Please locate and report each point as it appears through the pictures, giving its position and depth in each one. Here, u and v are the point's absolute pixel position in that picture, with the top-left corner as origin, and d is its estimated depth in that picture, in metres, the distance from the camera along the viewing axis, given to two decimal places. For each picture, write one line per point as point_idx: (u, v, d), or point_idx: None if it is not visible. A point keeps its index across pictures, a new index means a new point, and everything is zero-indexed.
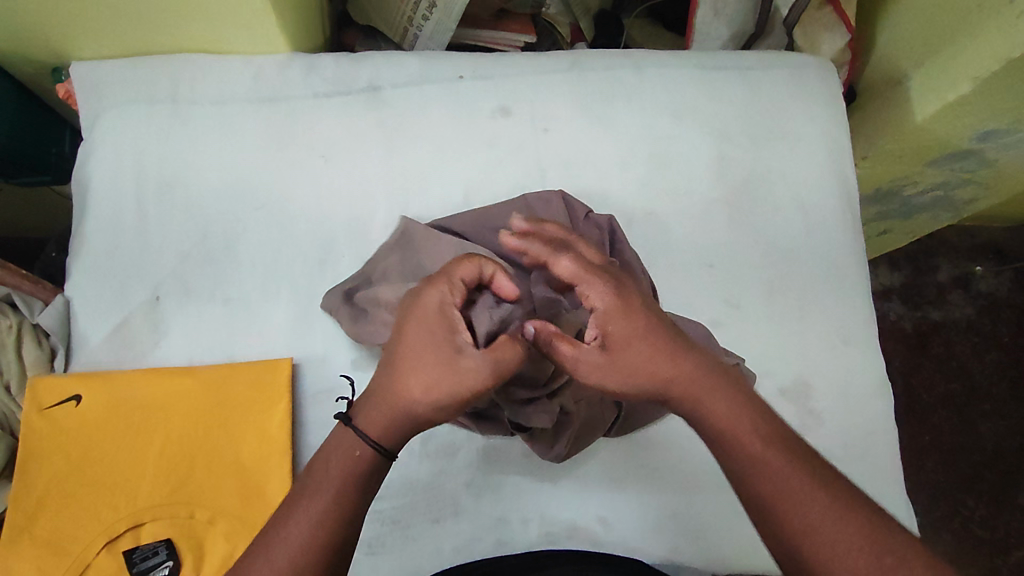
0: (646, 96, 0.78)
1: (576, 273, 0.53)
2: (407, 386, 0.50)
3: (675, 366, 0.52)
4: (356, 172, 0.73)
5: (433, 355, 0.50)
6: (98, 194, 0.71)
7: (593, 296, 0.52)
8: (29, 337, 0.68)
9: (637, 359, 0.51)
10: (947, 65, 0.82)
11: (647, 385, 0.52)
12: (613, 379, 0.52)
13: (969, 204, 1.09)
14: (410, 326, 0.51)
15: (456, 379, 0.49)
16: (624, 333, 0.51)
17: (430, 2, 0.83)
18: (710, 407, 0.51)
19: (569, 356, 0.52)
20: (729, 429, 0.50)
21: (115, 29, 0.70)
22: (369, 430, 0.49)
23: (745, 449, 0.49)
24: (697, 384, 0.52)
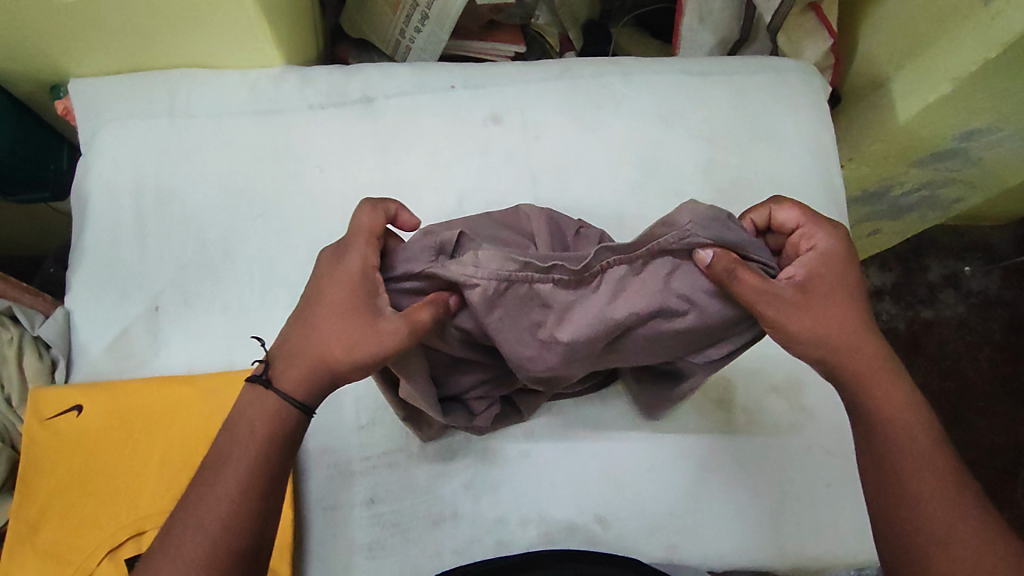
0: (634, 102, 0.80)
1: (808, 217, 0.57)
2: (328, 347, 0.51)
3: (869, 343, 0.54)
4: (351, 181, 0.74)
5: (353, 323, 0.50)
6: (97, 209, 0.72)
7: (818, 239, 0.55)
8: (29, 350, 0.69)
9: (828, 310, 0.53)
10: (926, 69, 0.85)
11: (835, 335, 0.53)
12: (809, 320, 0.52)
13: (955, 204, 1.12)
14: (330, 287, 0.52)
15: (376, 348, 0.49)
16: (826, 276, 0.54)
17: (421, 15, 0.85)
18: (877, 398, 0.53)
19: (761, 286, 0.50)
20: (893, 419, 0.53)
21: (112, 46, 0.71)
22: (288, 388, 0.52)
23: (907, 440, 0.52)
24: (872, 370, 0.54)
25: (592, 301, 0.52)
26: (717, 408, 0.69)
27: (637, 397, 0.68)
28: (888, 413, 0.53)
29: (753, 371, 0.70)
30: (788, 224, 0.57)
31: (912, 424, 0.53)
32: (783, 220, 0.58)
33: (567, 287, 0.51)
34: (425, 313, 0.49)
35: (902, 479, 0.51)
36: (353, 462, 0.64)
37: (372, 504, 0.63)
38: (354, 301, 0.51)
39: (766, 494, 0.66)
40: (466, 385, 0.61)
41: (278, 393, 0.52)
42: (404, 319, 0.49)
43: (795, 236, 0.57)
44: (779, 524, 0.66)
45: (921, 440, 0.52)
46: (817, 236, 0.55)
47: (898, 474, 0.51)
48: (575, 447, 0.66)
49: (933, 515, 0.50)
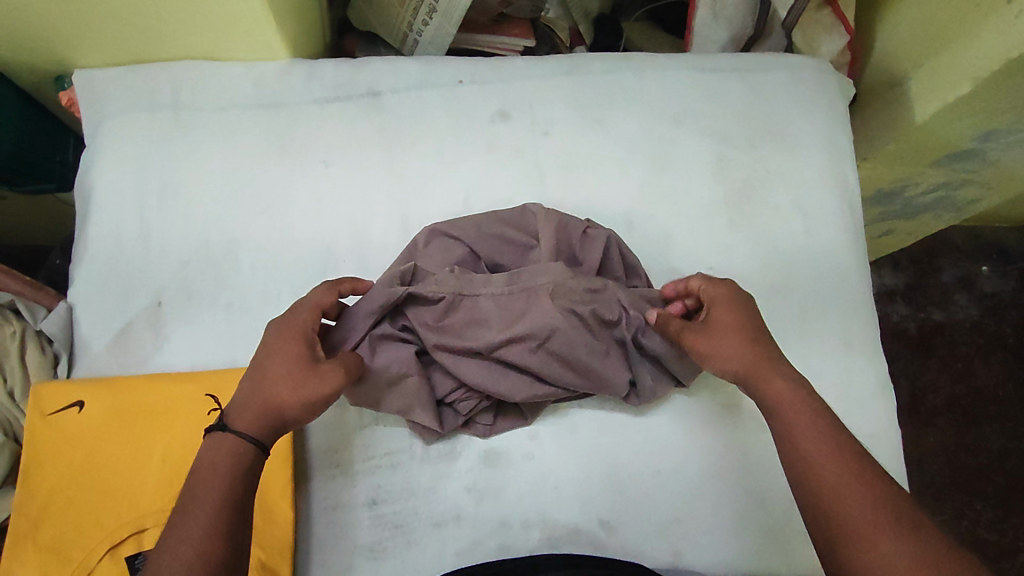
0: (644, 98, 0.78)
1: (708, 279, 0.62)
2: (277, 391, 0.54)
3: (754, 347, 0.57)
4: (355, 176, 0.73)
5: (298, 369, 0.55)
6: (100, 202, 0.72)
7: (705, 290, 0.61)
8: (32, 344, 0.68)
9: (726, 346, 0.57)
10: (946, 69, 0.83)
11: (736, 354, 0.57)
12: (716, 347, 0.58)
13: (970, 205, 1.10)
14: (273, 347, 0.56)
15: (320, 389, 0.55)
16: (725, 313, 0.59)
17: (430, 8, 0.84)
18: (770, 386, 0.55)
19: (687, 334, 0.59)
20: (786, 406, 0.53)
21: (115, 37, 0.71)
22: (247, 429, 0.53)
23: (798, 423, 0.52)
24: (762, 366, 0.56)
25: (536, 312, 0.62)
26: (725, 413, 0.67)
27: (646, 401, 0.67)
28: (780, 400, 0.54)
29: None
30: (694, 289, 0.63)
31: (804, 407, 0.53)
32: (692, 287, 0.63)
33: (502, 300, 0.63)
34: (354, 358, 0.58)
35: (802, 458, 0.51)
36: (355, 462, 0.63)
37: (374, 505, 0.62)
38: (296, 356, 0.55)
39: (773, 499, 0.65)
40: (446, 390, 0.64)
41: (233, 434, 0.52)
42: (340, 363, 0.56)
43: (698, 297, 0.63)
44: (785, 531, 0.65)
45: (811, 420, 0.52)
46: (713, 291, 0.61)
47: (800, 454, 0.51)
48: (579, 450, 0.65)
49: (835, 488, 0.48)
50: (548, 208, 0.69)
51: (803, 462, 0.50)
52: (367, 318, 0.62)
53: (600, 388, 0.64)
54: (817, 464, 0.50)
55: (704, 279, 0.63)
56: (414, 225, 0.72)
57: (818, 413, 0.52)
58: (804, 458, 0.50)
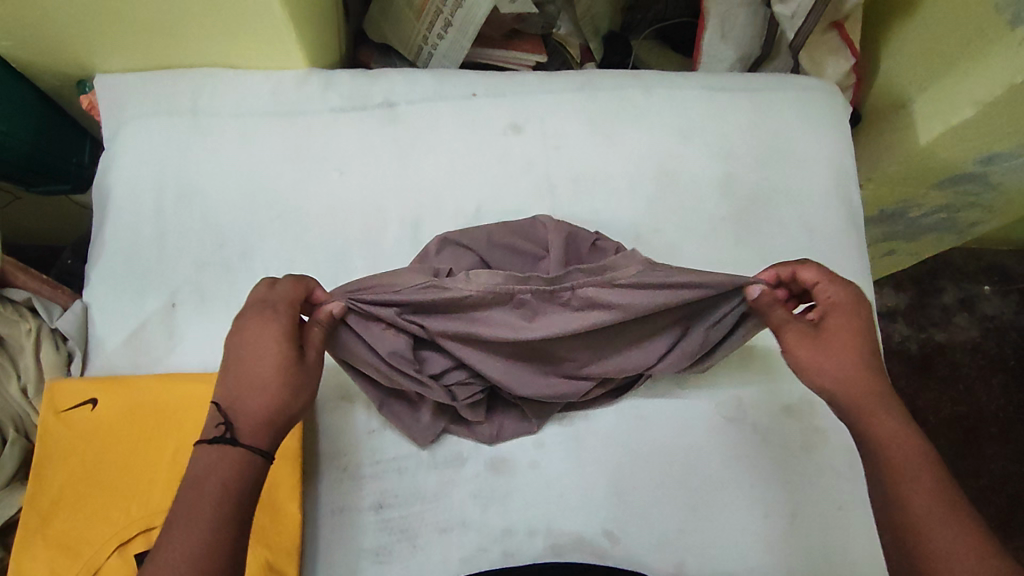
0: (654, 115, 0.80)
1: (827, 274, 0.58)
2: (277, 391, 0.53)
3: (867, 375, 0.54)
4: (369, 185, 0.75)
5: (293, 371, 0.54)
6: (118, 203, 0.73)
7: (829, 291, 0.57)
8: (47, 341, 0.69)
9: (833, 354, 0.55)
10: (948, 92, 0.85)
11: (844, 371, 0.55)
12: (816, 355, 0.56)
13: (972, 227, 1.11)
14: (258, 346, 0.53)
15: (312, 386, 0.55)
16: (842, 325, 0.56)
17: (445, 22, 0.86)
18: (877, 422, 0.52)
19: (781, 320, 0.59)
20: (893, 446, 0.51)
21: (138, 43, 0.72)
22: (257, 442, 0.51)
23: (906, 467, 0.50)
24: (872, 396, 0.53)
25: (558, 315, 0.61)
26: (729, 426, 0.68)
27: (649, 410, 0.68)
28: (888, 438, 0.51)
29: (763, 391, 0.70)
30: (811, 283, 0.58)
31: (913, 451, 0.50)
32: (804, 279, 0.59)
33: (547, 299, 0.60)
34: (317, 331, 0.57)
35: (907, 503, 0.48)
36: (363, 466, 0.64)
37: (381, 509, 0.63)
38: (288, 354, 0.54)
39: (777, 513, 0.66)
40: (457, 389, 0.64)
41: (245, 449, 0.50)
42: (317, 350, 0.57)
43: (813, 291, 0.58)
44: (788, 545, 0.65)
45: (919, 467, 0.49)
46: (833, 292, 0.57)
47: (903, 500, 0.49)
48: (585, 459, 0.66)
49: (943, 547, 0.46)
50: (558, 221, 0.70)
51: (905, 505, 0.48)
52: (400, 295, 0.59)
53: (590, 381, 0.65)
54: (922, 512, 0.48)
55: (826, 274, 0.58)
56: (425, 234, 0.73)
57: (933, 463, 0.50)
58: (906, 500, 0.49)
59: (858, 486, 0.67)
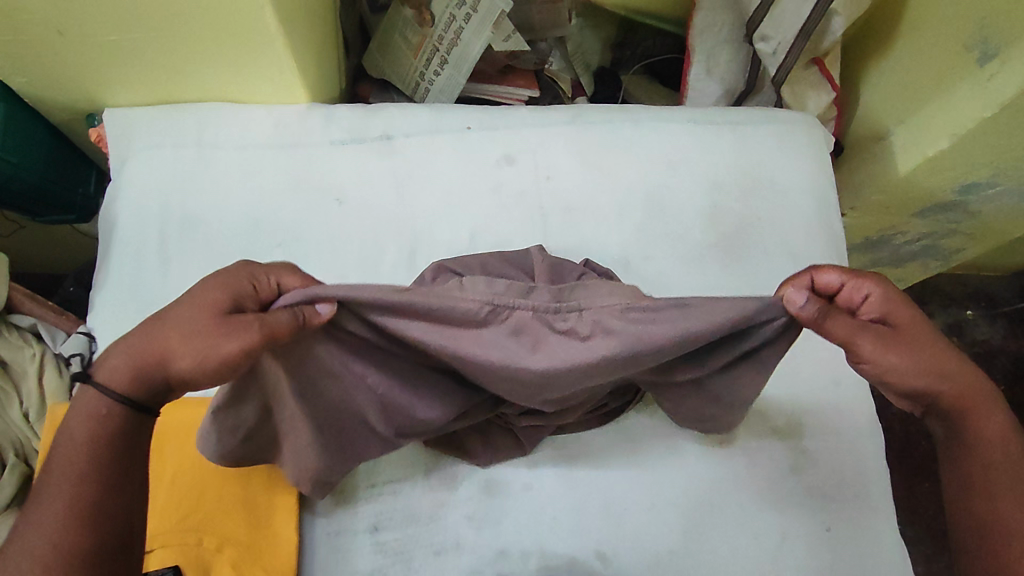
0: (642, 146, 0.83)
1: (851, 272, 0.54)
2: (171, 342, 0.49)
3: (963, 371, 0.55)
4: (368, 214, 0.77)
5: (205, 318, 0.48)
6: (123, 231, 0.75)
7: (870, 288, 0.53)
8: (51, 365, 0.72)
9: (918, 353, 0.54)
10: (924, 125, 0.89)
11: (939, 373, 0.55)
12: (899, 360, 0.53)
13: (955, 254, 1.14)
14: (201, 288, 0.50)
15: (216, 343, 0.47)
16: (908, 319, 0.54)
17: (442, 59, 0.90)
18: (982, 422, 0.56)
19: (852, 331, 0.52)
20: (995, 446, 0.56)
21: (147, 79, 0.76)
22: (111, 383, 0.50)
23: (1001, 467, 0.56)
24: (976, 394, 0.56)
25: (564, 344, 0.53)
26: (719, 448, 0.69)
27: (641, 433, 0.69)
28: (991, 438, 0.56)
29: (752, 414, 0.71)
30: (835, 285, 0.53)
31: (1011, 450, 0.56)
32: (830, 282, 0.54)
33: (548, 321, 0.53)
34: (284, 314, 0.47)
35: (995, 504, 0.55)
36: (358, 488, 0.65)
37: (375, 532, 0.64)
38: (214, 305, 0.49)
39: (766, 534, 0.66)
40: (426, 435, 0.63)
41: (96, 388, 0.50)
42: (258, 321, 0.46)
43: (844, 294, 0.54)
44: (777, 566, 0.66)
45: (1005, 456, 0.56)
46: (870, 287, 0.53)
47: (998, 500, 0.55)
48: (576, 481, 0.67)
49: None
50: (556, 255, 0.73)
51: (997, 502, 0.55)
52: (367, 308, 0.49)
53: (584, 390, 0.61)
54: (996, 489, 0.55)
55: (846, 273, 0.54)
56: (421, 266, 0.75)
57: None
58: (977, 475, 0.56)
59: (847, 508, 0.68)
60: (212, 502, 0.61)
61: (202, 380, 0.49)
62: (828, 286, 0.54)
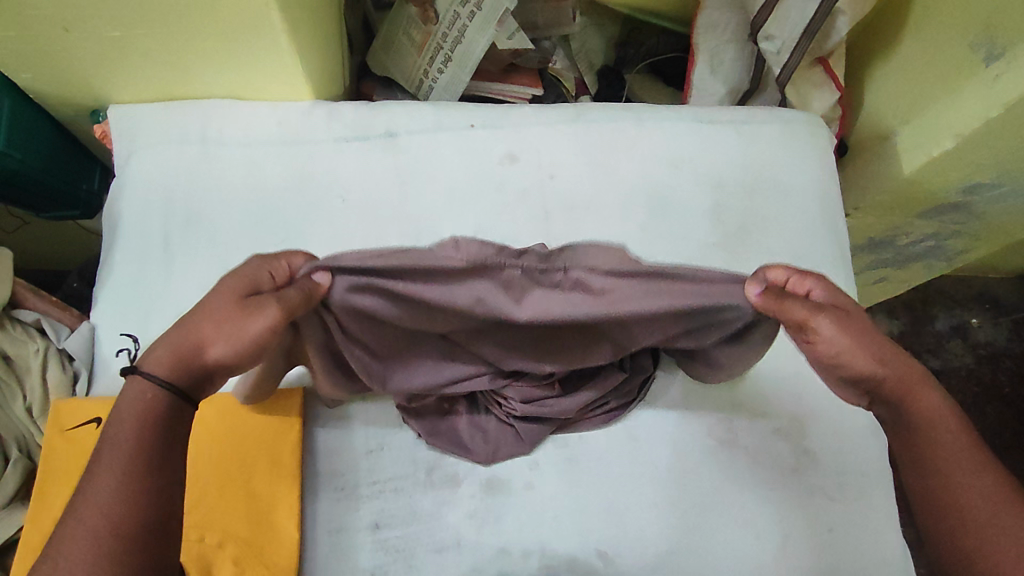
0: (646, 145, 0.83)
1: (793, 270, 0.56)
2: (205, 332, 0.51)
3: (898, 355, 0.55)
4: (370, 211, 0.77)
5: (234, 306, 0.51)
6: (127, 228, 0.76)
7: (812, 283, 0.55)
8: (54, 362, 0.71)
9: (866, 332, 0.54)
10: (929, 125, 0.88)
11: (883, 355, 0.54)
12: (852, 341, 0.53)
13: (959, 255, 1.14)
14: (223, 281, 0.53)
15: (246, 328, 0.51)
16: (852, 308, 0.55)
17: (445, 57, 0.90)
18: (921, 400, 0.55)
19: (811, 310, 0.53)
20: (934, 421, 0.54)
21: (152, 76, 0.76)
22: (152, 369, 0.50)
23: (944, 443, 0.54)
24: (911, 375, 0.55)
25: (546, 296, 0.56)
26: (721, 448, 0.69)
27: (644, 432, 0.69)
28: (928, 415, 0.54)
29: (755, 414, 0.71)
30: (781, 282, 0.56)
31: (951, 425, 0.54)
32: (778, 278, 0.56)
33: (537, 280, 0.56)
34: (297, 292, 0.52)
35: (946, 480, 0.52)
36: (360, 485, 0.65)
37: (377, 529, 0.64)
38: (242, 293, 0.52)
39: (768, 534, 0.66)
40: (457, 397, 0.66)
41: (142, 377, 0.50)
42: (275, 298, 0.51)
43: (789, 290, 0.56)
44: (779, 566, 0.65)
45: (960, 443, 0.54)
46: (811, 283, 0.55)
47: (947, 477, 0.52)
48: (579, 480, 0.67)
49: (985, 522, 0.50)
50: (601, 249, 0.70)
51: (944, 478, 0.53)
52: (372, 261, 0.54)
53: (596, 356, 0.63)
54: (955, 460, 0.53)
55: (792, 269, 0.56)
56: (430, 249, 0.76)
57: (971, 440, 0.54)
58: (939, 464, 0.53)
59: (849, 508, 0.68)
60: (213, 499, 0.61)
61: (240, 362, 0.52)
62: (775, 281, 0.56)
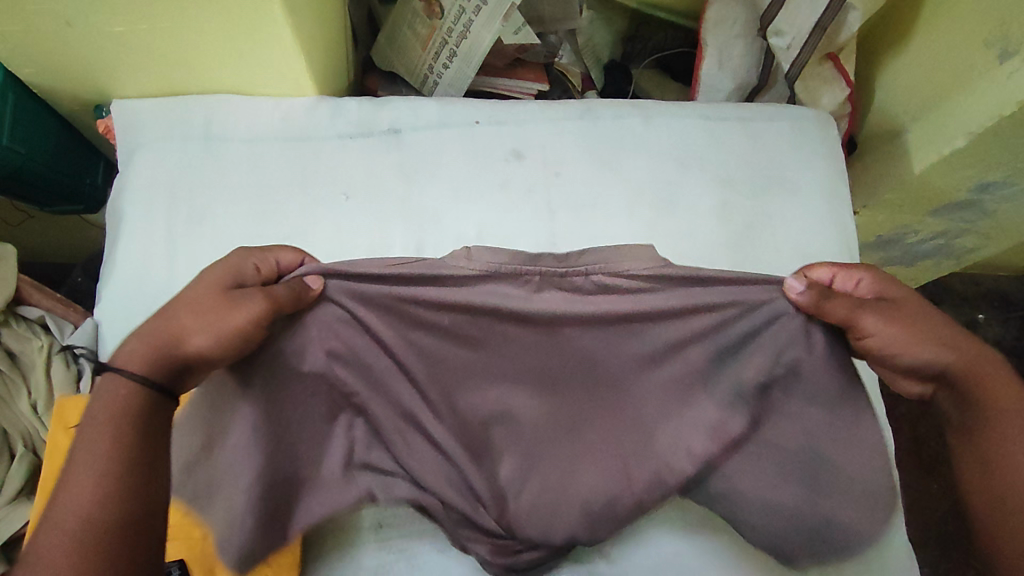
0: (653, 142, 0.82)
1: (838, 267, 0.62)
2: (185, 330, 0.53)
3: (965, 343, 0.58)
4: (376, 208, 0.77)
5: (216, 300, 0.53)
6: (130, 224, 0.75)
7: (861, 275, 0.61)
8: (57, 358, 0.72)
9: (925, 319, 0.58)
10: (940, 122, 0.87)
11: (952, 343, 0.57)
12: (900, 332, 0.56)
13: (969, 253, 1.13)
14: (198, 282, 0.55)
15: (231, 317, 0.53)
16: (905, 296, 0.59)
17: (451, 53, 0.89)
18: (992, 392, 0.57)
19: (856, 301, 0.57)
20: (1001, 405, 0.56)
21: (156, 71, 0.75)
22: (125, 366, 0.51)
23: (1009, 427, 0.56)
24: (979, 361, 0.57)
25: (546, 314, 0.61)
26: None
27: None
28: (999, 398, 0.57)
29: None
30: (826, 278, 0.62)
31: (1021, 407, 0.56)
32: (819, 275, 0.62)
33: (557, 283, 0.60)
34: (284, 287, 0.55)
35: (1004, 454, 0.55)
36: None
37: (380, 528, 0.65)
38: (222, 286, 0.55)
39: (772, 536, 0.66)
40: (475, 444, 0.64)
41: (121, 377, 0.51)
42: (258, 289, 0.54)
43: (838, 283, 0.62)
44: None
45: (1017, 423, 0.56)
46: (860, 274, 0.61)
47: (992, 448, 0.56)
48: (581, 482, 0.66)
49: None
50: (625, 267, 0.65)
51: (1003, 454, 0.55)
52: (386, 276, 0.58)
53: (598, 461, 0.66)
54: (1009, 439, 0.55)
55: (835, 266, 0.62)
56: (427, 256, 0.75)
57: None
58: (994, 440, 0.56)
59: None
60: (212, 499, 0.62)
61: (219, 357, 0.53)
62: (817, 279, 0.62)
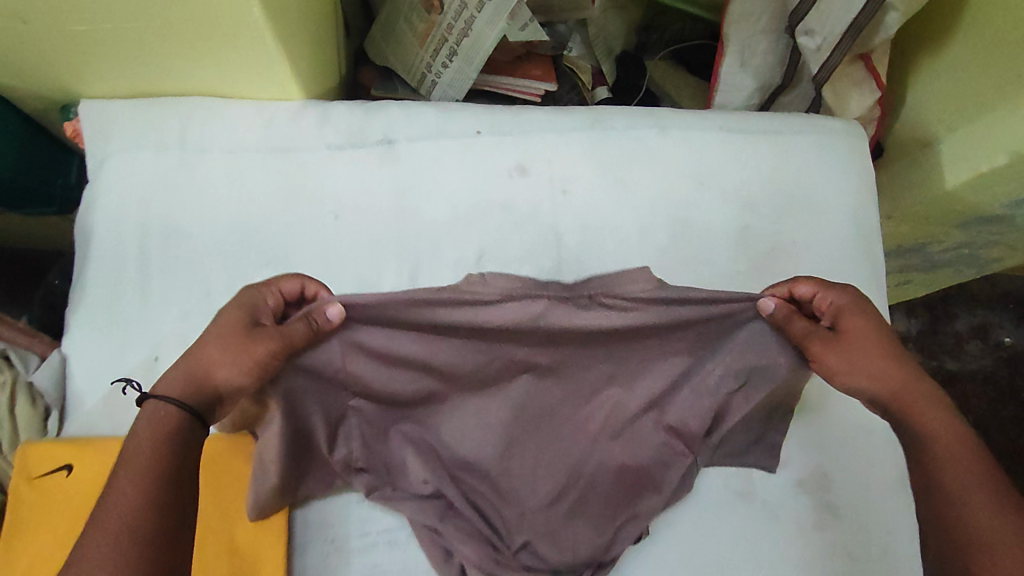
0: (668, 157, 0.76)
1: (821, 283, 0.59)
2: (212, 365, 0.52)
3: (899, 369, 0.56)
4: (365, 229, 0.71)
5: (234, 333, 0.52)
6: (100, 245, 0.69)
7: (829, 294, 0.58)
8: (23, 394, 0.67)
9: (866, 353, 0.56)
10: (980, 135, 0.80)
11: (891, 372, 0.55)
12: (843, 361, 0.56)
13: (992, 262, 1.07)
14: (213, 324, 0.54)
15: (251, 350, 0.51)
16: (861, 325, 0.57)
17: (451, 50, 0.81)
18: (921, 418, 0.54)
19: (806, 327, 0.56)
20: (938, 440, 0.52)
21: (124, 72, 0.68)
22: (165, 394, 0.50)
23: (951, 466, 0.51)
24: (914, 391, 0.55)
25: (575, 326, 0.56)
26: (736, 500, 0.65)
27: None
28: (933, 431, 0.53)
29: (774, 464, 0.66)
30: (806, 296, 0.59)
31: (960, 446, 0.52)
32: (802, 293, 0.59)
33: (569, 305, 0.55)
34: (300, 324, 0.52)
35: (945, 491, 0.50)
36: (351, 540, 0.61)
37: None
38: (240, 321, 0.53)
39: None
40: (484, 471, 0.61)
41: (158, 401, 0.50)
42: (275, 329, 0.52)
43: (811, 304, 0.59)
44: None
45: (967, 453, 0.51)
46: (833, 295, 0.58)
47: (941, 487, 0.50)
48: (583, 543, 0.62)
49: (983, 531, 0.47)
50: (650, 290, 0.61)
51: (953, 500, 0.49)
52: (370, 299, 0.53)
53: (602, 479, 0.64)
54: (959, 482, 0.50)
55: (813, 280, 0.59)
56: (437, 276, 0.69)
57: (986, 460, 0.51)
58: (941, 478, 0.51)
59: (869, 566, 0.64)
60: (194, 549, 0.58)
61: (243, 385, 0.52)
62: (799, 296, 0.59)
